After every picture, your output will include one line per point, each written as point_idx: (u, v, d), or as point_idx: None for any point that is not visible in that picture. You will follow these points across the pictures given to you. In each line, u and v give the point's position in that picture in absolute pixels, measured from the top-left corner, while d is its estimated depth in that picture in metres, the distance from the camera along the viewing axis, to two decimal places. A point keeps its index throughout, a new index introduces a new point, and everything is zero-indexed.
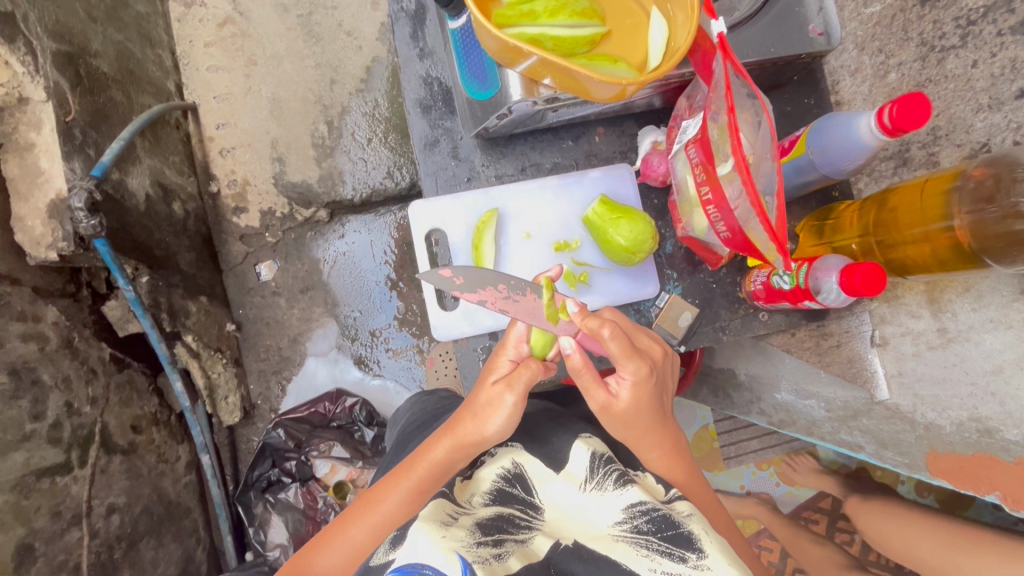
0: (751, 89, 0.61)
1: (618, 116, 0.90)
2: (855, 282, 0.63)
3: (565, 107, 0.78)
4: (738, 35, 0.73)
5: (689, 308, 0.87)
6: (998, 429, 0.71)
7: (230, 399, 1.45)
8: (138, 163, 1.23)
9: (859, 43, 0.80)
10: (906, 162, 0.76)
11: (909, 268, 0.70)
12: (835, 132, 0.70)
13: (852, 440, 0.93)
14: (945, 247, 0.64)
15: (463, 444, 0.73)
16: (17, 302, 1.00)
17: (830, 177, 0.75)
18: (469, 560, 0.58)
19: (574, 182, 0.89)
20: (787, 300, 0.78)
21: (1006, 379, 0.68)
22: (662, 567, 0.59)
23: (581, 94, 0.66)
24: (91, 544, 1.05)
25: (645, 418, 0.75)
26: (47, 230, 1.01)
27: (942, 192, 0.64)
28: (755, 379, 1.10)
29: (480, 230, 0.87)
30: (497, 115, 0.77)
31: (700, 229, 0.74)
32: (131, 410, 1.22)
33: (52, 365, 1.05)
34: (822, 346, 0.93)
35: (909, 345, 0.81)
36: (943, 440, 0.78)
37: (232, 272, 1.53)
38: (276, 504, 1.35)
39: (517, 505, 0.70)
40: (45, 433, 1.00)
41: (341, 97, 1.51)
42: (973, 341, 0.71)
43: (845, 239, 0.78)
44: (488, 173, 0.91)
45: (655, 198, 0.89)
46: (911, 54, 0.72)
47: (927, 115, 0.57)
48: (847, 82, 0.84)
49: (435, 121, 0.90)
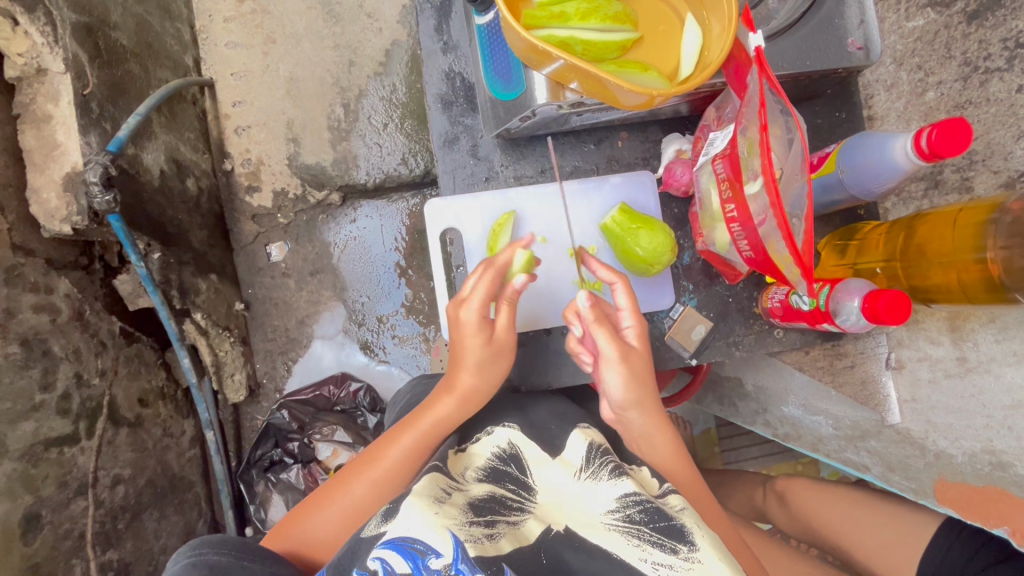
0: (786, 105, 0.58)
1: (643, 122, 0.88)
2: (878, 307, 0.61)
3: (590, 111, 0.76)
4: (774, 46, 0.71)
5: (702, 321, 0.85)
6: (1011, 464, 0.69)
7: (236, 376, 1.46)
8: (154, 139, 1.23)
9: (898, 58, 0.77)
10: (938, 185, 0.74)
11: (934, 296, 0.69)
12: (869, 153, 0.68)
13: (859, 460, 0.93)
14: (974, 278, 0.63)
15: (468, 400, 0.80)
16: (31, 273, 1.01)
17: (859, 197, 0.73)
18: (462, 538, 0.56)
19: (594, 187, 0.88)
20: (805, 320, 0.77)
21: None
22: (654, 558, 0.58)
23: (610, 101, 0.64)
24: (96, 513, 1.07)
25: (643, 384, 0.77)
26: (62, 203, 1.01)
27: (977, 223, 0.62)
28: (762, 390, 1.07)
29: (496, 232, 0.86)
30: (520, 118, 0.75)
31: (721, 245, 0.73)
32: (139, 383, 1.23)
33: (64, 336, 1.06)
34: (836, 366, 0.90)
35: (926, 371, 0.81)
36: (953, 469, 0.78)
37: (242, 251, 1.53)
38: (278, 484, 1.36)
39: (509, 484, 0.69)
40: (54, 403, 1.02)
41: (359, 80, 1.49)
42: (994, 373, 0.69)
43: (870, 262, 0.76)
44: (506, 174, 0.89)
45: (675, 207, 0.88)
46: (952, 74, 0.70)
47: (968, 141, 0.55)
48: (882, 97, 0.81)
49: (456, 117, 0.89)
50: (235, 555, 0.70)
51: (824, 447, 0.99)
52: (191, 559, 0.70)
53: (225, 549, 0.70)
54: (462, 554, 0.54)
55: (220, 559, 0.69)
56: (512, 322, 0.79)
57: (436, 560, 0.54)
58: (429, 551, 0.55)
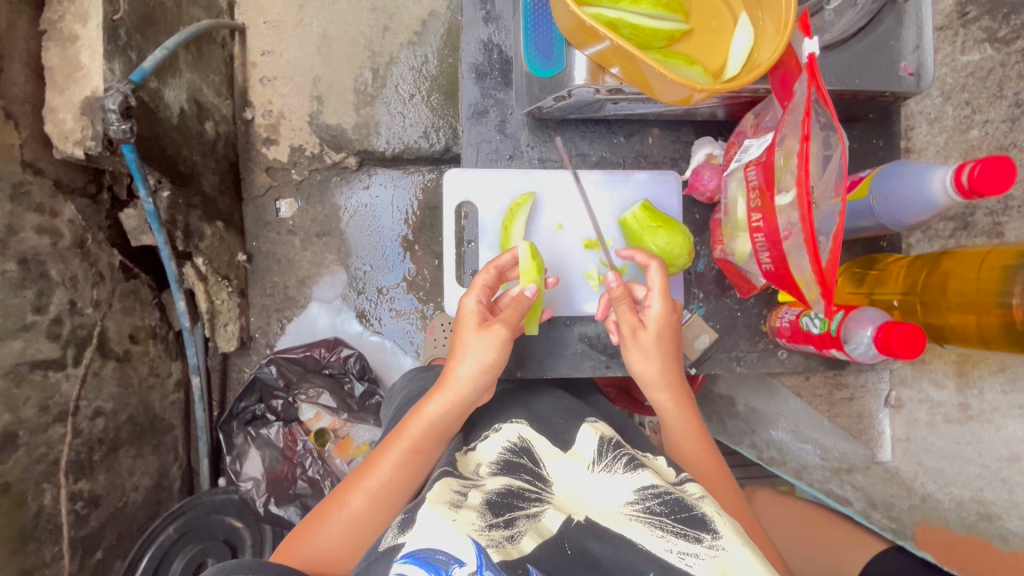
0: (833, 121, 0.56)
1: (677, 121, 0.87)
2: (892, 339, 0.60)
3: (626, 101, 0.74)
4: (825, 59, 0.70)
5: (707, 331, 0.84)
6: (999, 517, 0.68)
7: (230, 327, 1.45)
8: (178, 76, 1.21)
9: (946, 92, 0.76)
10: (968, 227, 0.73)
11: (947, 336, 0.68)
12: (905, 183, 0.67)
13: (841, 493, 0.92)
14: (994, 325, 0.61)
15: (459, 400, 0.76)
16: (37, 193, 1.00)
17: (887, 227, 0.72)
18: (484, 544, 0.54)
19: (618, 180, 0.87)
20: (812, 344, 0.76)
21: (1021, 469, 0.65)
22: (679, 548, 0.56)
23: (647, 91, 0.63)
24: (73, 442, 1.07)
25: (666, 355, 0.77)
26: (77, 125, 1.00)
27: (1003, 266, 0.61)
28: (754, 411, 1.05)
29: (513, 212, 0.85)
30: (555, 97, 0.74)
31: (740, 255, 0.72)
32: (132, 320, 1.23)
33: (63, 262, 1.05)
34: (834, 396, 0.91)
35: (925, 413, 0.80)
36: (938, 513, 0.77)
37: (251, 203, 1.52)
38: (257, 439, 1.34)
39: (524, 475, 0.66)
40: (45, 326, 1.01)
41: (391, 47, 1.47)
42: (995, 424, 0.68)
43: (887, 294, 0.75)
44: (531, 155, 0.88)
45: (697, 213, 0.87)
46: (1001, 113, 0.68)
47: (1012, 180, 0.54)
48: (923, 130, 0.80)
49: (488, 90, 0.87)
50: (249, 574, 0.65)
51: (807, 477, 0.96)
52: None
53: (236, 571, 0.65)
54: (487, 561, 0.53)
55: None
56: (510, 318, 0.76)
57: (460, 569, 0.52)
58: (452, 561, 0.53)
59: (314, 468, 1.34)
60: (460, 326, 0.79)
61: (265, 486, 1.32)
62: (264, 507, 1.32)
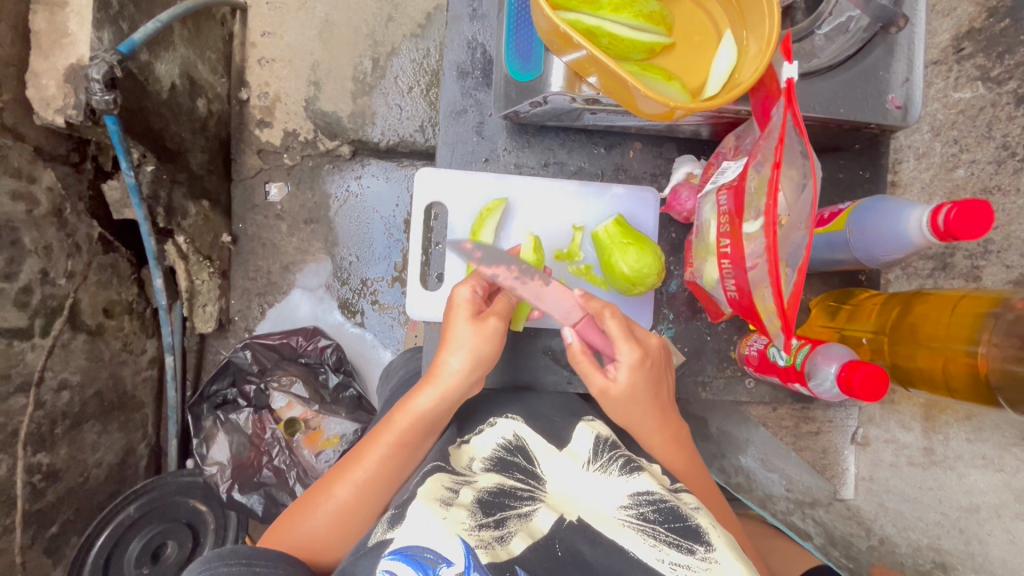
0: (807, 149, 0.54)
1: (659, 137, 0.85)
2: (854, 379, 0.58)
3: (605, 112, 0.73)
4: (808, 86, 0.68)
5: (675, 353, 0.83)
6: (954, 568, 0.66)
7: (208, 308, 1.44)
8: (172, 50, 1.19)
9: (935, 127, 0.74)
10: (946, 267, 0.72)
11: (914, 380, 0.66)
12: (882, 221, 0.65)
13: (803, 527, 0.90)
14: (960, 372, 0.60)
15: (449, 393, 0.72)
16: (15, 157, 0.98)
17: (862, 262, 0.71)
18: (473, 545, 0.53)
19: (595, 192, 0.85)
20: (778, 375, 0.75)
21: (979, 520, 0.64)
22: (671, 558, 0.56)
23: (626, 105, 0.61)
24: (35, 413, 1.05)
25: (643, 402, 0.74)
26: (60, 93, 0.98)
27: (977, 314, 0.59)
28: (723, 435, 1.02)
29: (482, 217, 0.83)
30: (531, 102, 0.72)
31: (708, 281, 0.71)
32: (108, 294, 1.21)
33: (37, 230, 1.03)
34: (801, 429, 0.91)
35: (890, 454, 0.79)
36: (894, 559, 0.74)
37: (240, 184, 1.50)
38: (225, 423, 1.32)
39: (517, 474, 0.65)
40: (13, 294, 0.99)
41: (394, 37, 1.45)
42: (957, 472, 0.67)
43: (857, 330, 0.74)
44: (507, 159, 0.86)
45: (673, 232, 0.86)
46: (988, 155, 0.66)
47: (988, 226, 0.52)
48: (910, 165, 0.78)
49: (469, 90, 0.86)
50: (247, 561, 0.64)
51: (771, 506, 0.94)
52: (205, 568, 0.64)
53: (234, 559, 0.63)
54: (474, 561, 0.51)
55: (230, 569, 0.63)
56: (503, 311, 0.74)
57: (447, 569, 0.51)
58: (439, 559, 0.52)
59: (281, 458, 1.32)
60: (450, 316, 0.75)
61: (230, 471, 1.30)
62: (228, 493, 1.29)
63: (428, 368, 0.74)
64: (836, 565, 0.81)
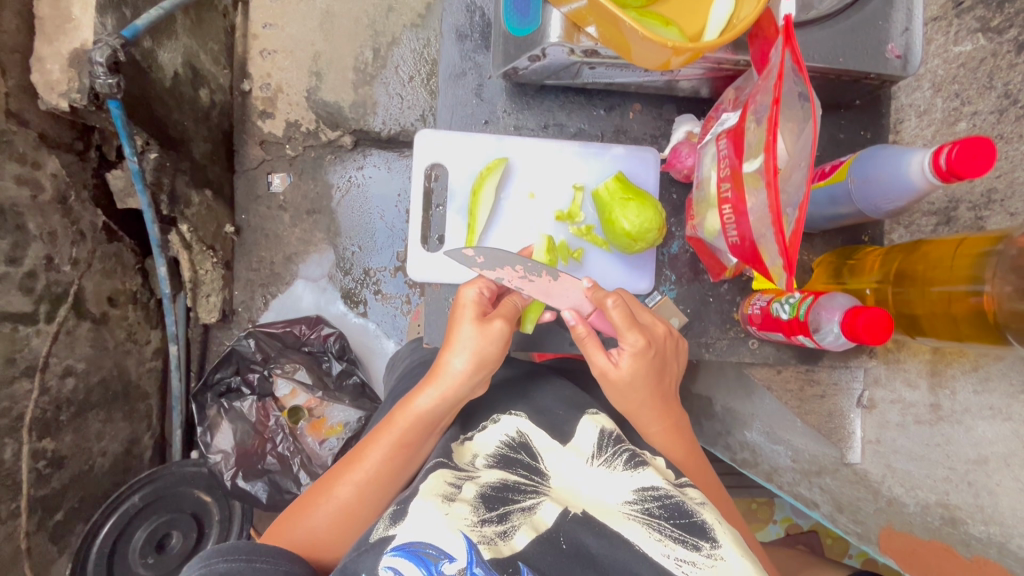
0: (807, 88, 0.53)
1: (659, 97, 0.86)
2: (857, 324, 0.57)
3: (604, 65, 0.73)
4: (806, 35, 0.70)
5: (677, 315, 0.85)
6: (963, 521, 0.66)
7: (212, 298, 1.44)
8: (174, 39, 1.20)
9: (937, 83, 0.73)
10: (950, 221, 0.70)
11: (921, 328, 0.66)
12: (884, 166, 0.65)
13: (810, 495, 0.89)
14: (964, 310, 0.60)
15: (451, 394, 0.70)
16: (20, 143, 0.99)
17: (864, 213, 0.70)
18: (474, 540, 0.52)
19: (596, 153, 0.85)
20: (782, 331, 0.75)
21: (988, 472, 0.63)
22: (677, 554, 0.55)
23: (623, 53, 0.63)
24: (39, 399, 1.05)
25: (644, 390, 0.74)
26: (65, 77, 0.99)
27: (978, 253, 0.59)
28: (729, 413, 1.03)
29: (482, 176, 0.84)
30: (530, 57, 0.73)
31: (710, 231, 0.71)
32: (112, 283, 1.22)
33: (42, 216, 1.03)
34: (805, 393, 0.88)
35: (896, 415, 0.77)
36: (903, 518, 0.73)
37: (243, 175, 1.51)
38: (229, 411, 1.32)
39: (520, 470, 0.64)
40: (18, 279, 0.99)
41: (394, 28, 1.46)
42: (965, 425, 0.66)
43: (862, 283, 0.75)
44: (507, 121, 0.87)
45: (674, 192, 0.87)
46: (989, 105, 0.65)
47: (991, 163, 0.52)
48: (912, 123, 0.78)
49: (468, 52, 0.86)
50: (247, 557, 0.61)
51: (778, 479, 0.95)
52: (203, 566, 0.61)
53: (235, 554, 0.61)
54: (478, 557, 0.51)
55: (231, 566, 0.60)
56: (509, 313, 0.72)
57: (449, 565, 0.50)
58: (441, 555, 0.50)
59: (285, 445, 1.32)
60: (455, 317, 0.73)
61: (234, 459, 1.30)
62: (232, 480, 1.29)
63: (431, 367, 0.71)
64: (845, 531, 0.83)
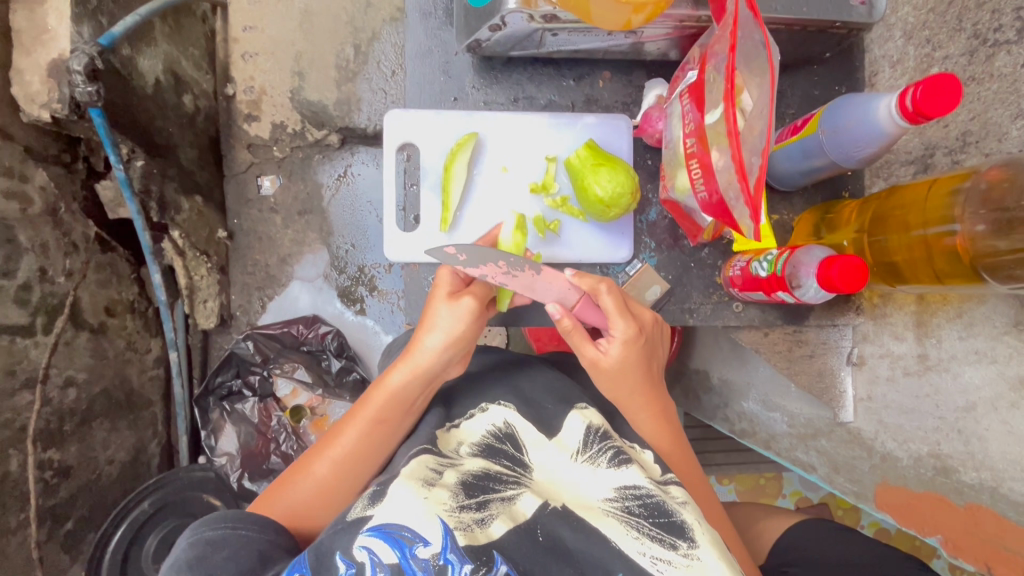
0: (762, 34, 0.54)
1: (628, 64, 0.86)
2: (831, 274, 0.57)
3: (565, 31, 0.73)
4: None
5: (659, 282, 0.84)
6: (955, 470, 0.65)
7: (209, 303, 1.45)
8: (154, 46, 1.21)
9: (908, 32, 0.72)
10: (927, 169, 0.68)
11: (902, 276, 0.66)
12: (852, 112, 0.64)
13: (807, 459, 0.90)
14: (941, 253, 0.59)
15: (423, 370, 0.71)
16: (6, 157, 0.99)
17: (838, 164, 0.70)
18: (451, 526, 0.53)
19: (567, 123, 0.85)
20: (762, 290, 0.76)
21: (977, 418, 0.62)
22: (653, 553, 0.55)
23: (584, 17, 0.63)
24: (43, 411, 1.06)
25: (633, 378, 0.74)
26: (44, 88, 1.00)
27: (948, 192, 0.59)
28: (726, 384, 1.06)
29: (454, 152, 0.83)
30: (490, 27, 0.72)
31: (681, 189, 0.71)
32: (108, 292, 1.23)
33: (32, 229, 1.04)
34: (794, 353, 0.85)
35: (885, 368, 0.76)
36: (897, 473, 0.73)
37: (232, 179, 1.51)
38: (232, 414, 1.34)
39: (503, 460, 0.65)
40: (13, 291, 1.00)
41: (373, 23, 1.46)
42: (952, 372, 0.65)
43: (840, 235, 0.75)
44: (477, 97, 0.87)
45: (648, 158, 0.86)
46: (960, 48, 0.63)
47: (955, 103, 0.52)
48: (886, 74, 0.77)
49: (433, 30, 0.85)
50: (232, 525, 0.62)
51: (775, 445, 0.97)
52: (188, 541, 0.62)
53: (218, 523, 0.62)
54: (451, 543, 0.51)
55: (215, 533, 0.61)
56: (481, 292, 0.74)
57: (424, 548, 0.51)
58: (416, 538, 0.51)
59: (288, 444, 1.34)
60: (431, 297, 0.75)
61: (239, 461, 1.32)
62: (238, 482, 1.31)
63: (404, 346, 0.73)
64: (843, 491, 0.83)
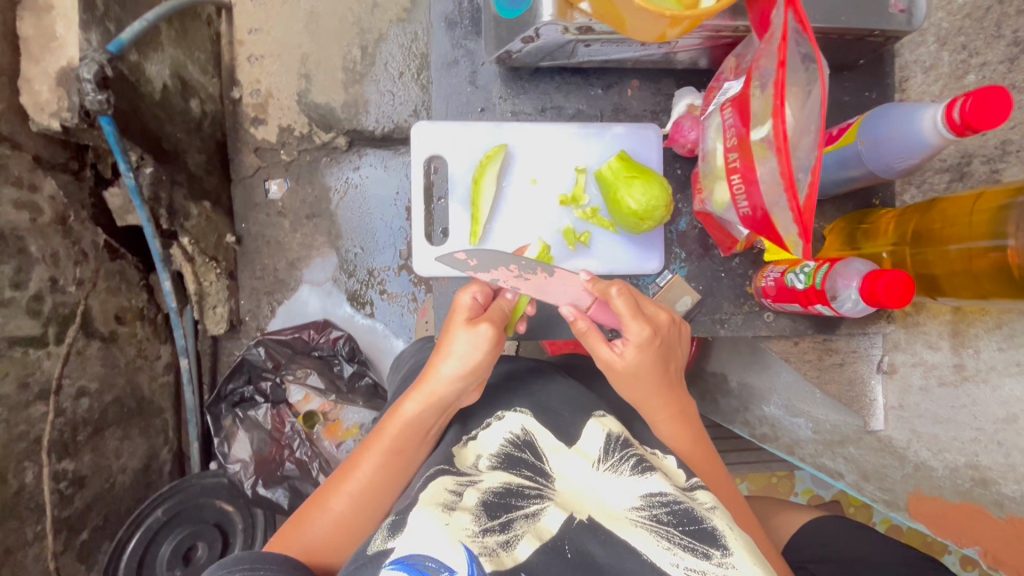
0: (813, 51, 0.54)
1: (657, 72, 0.85)
2: (877, 289, 0.57)
3: (599, 42, 0.72)
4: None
5: (690, 292, 0.84)
6: (995, 482, 0.65)
7: (219, 309, 1.44)
8: (161, 51, 1.20)
9: (942, 37, 0.72)
10: (964, 177, 0.69)
11: (942, 289, 0.66)
12: (895, 123, 0.64)
13: (834, 466, 0.89)
14: (984, 267, 0.59)
15: (439, 400, 0.69)
16: (15, 166, 0.98)
17: (875, 173, 0.70)
18: (475, 553, 0.52)
19: (596, 133, 0.84)
20: (798, 302, 0.75)
21: (1018, 430, 0.62)
22: (686, 563, 0.54)
23: (618, 28, 0.63)
24: (56, 421, 1.05)
25: (650, 380, 0.73)
26: (53, 96, 1.00)
27: (995, 207, 0.58)
28: (745, 388, 1.05)
29: (483, 165, 0.83)
30: (523, 38, 0.72)
31: (718, 203, 0.71)
32: (117, 300, 1.22)
33: (43, 239, 1.03)
34: (824, 362, 0.85)
35: (918, 377, 0.76)
36: (931, 483, 0.73)
37: (240, 184, 1.49)
38: (245, 420, 1.33)
39: (525, 471, 0.64)
40: (24, 303, 0.99)
41: (380, 24, 1.44)
42: (991, 384, 0.65)
43: (877, 246, 0.74)
44: (504, 107, 0.86)
45: (678, 167, 0.86)
46: (998, 55, 0.64)
47: (1008, 111, 0.51)
48: (918, 79, 0.77)
49: (459, 39, 0.85)
50: (251, 565, 0.62)
51: (799, 451, 0.96)
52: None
53: (238, 565, 0.62)
54: (477, 570, 0.51)
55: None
56: (499, 319, 0.70)
57: None
58: (441, 568, 0.51)
59: (302, 450, 1.34)
60: (449, 321, 0.72)
61: (253, 467, 1.31)
62: (252, 489, 1.31)
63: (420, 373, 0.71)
64: (872, 499, 0.82)
